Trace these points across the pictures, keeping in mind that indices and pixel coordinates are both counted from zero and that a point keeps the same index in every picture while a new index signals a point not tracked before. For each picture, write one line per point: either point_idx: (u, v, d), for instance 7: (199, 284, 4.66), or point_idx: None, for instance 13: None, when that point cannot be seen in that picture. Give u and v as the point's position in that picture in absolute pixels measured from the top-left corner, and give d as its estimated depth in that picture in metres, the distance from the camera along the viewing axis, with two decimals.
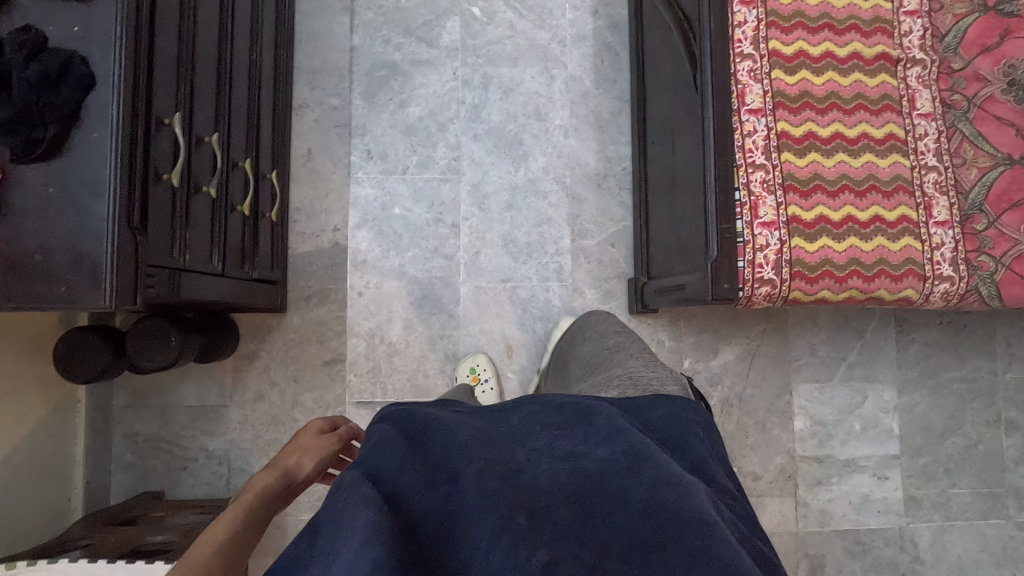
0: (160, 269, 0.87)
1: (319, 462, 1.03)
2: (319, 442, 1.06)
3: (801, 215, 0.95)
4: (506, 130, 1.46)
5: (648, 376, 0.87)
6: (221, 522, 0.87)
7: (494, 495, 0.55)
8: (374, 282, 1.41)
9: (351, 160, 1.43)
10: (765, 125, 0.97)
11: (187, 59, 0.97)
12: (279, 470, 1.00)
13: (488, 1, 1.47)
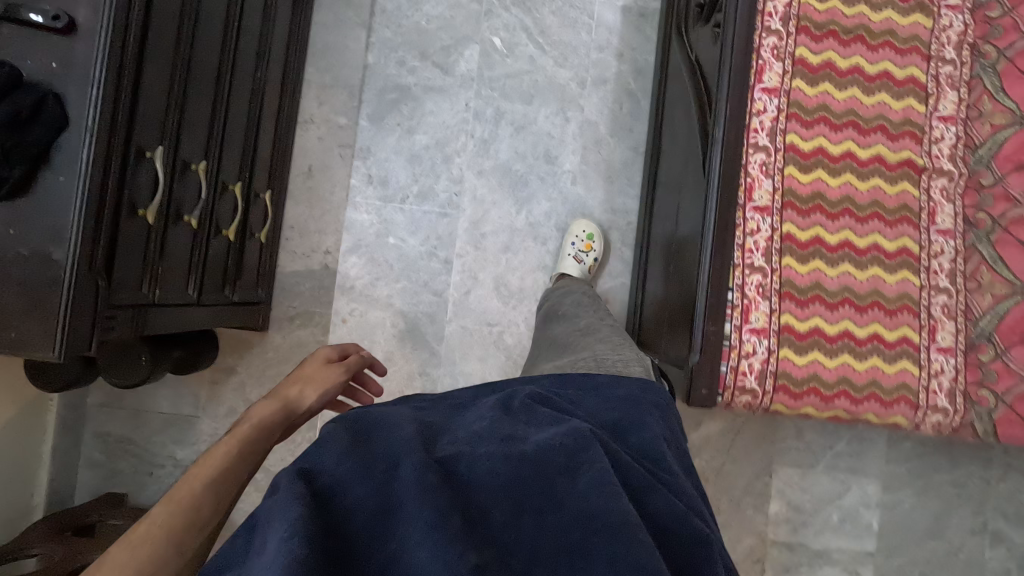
0: (125, 307, 0.86)
1: (316, 401, 0.90)
2: (317, 387, 0.92)
3: (795, 324, 0.90)
4: (512, 169, 1.41)
5: (612, 358, 0.93)
6: (214, 450, 0.72)
7: (434, 487, 0.50)
8: (360, 310, 1.40)
9: (351, 183, 1.41)
10: (769, 224, 0.91)
11: (180, 87, 0.94)
12: (266, 417, 0.81)
13: (510, 32, 1.42)
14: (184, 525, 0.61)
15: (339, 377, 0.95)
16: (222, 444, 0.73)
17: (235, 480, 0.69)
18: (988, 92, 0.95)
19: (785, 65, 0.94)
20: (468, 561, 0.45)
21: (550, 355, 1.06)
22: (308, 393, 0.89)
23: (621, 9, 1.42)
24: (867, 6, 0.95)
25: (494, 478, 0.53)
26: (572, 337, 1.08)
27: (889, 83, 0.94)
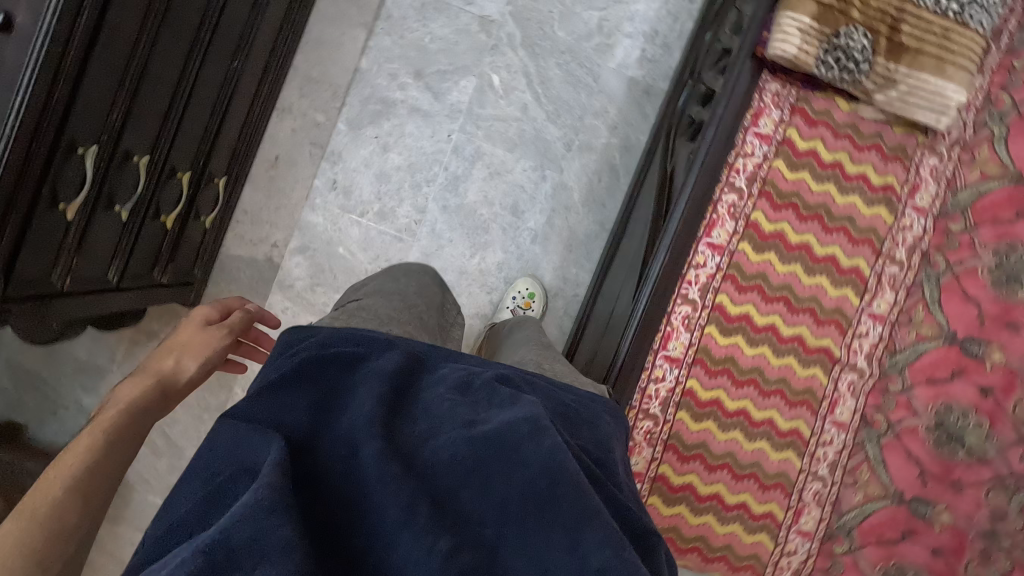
0: (25, 297, 0.87)
1: (199, 369, 0.87)
2: (197, 352, 0.88)
3: (671, 476, 1.08)
4: (477, 213, 1.40)
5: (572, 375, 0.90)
6: (77, 442, 0.69)
7: (396, 478, 0.54)
8: (293, 310, 1.41)
9: (314, 184, 1.40)
10: (675, 375, 1.06)
11: (131, 83, 0.91)
12: (139, 395, 0.78)
13: (511, 74, 1.38)
14: (50, 540, 0.61)
15: (221, 348, 0.91)
16: (84, 435, 0.70)
17: (104, 477, 0.68)
18: (924, 301, 1.07)
19: (738, 225, 1.05)
20: (438, 552, 0.50)
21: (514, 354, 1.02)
22: (185, 361, 0.86)
23: (627, 81, 1.38)
24: (835, 185, 1.06)
25: (456, 462, 0.57)
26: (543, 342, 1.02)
27: (834, 268, 1.06)
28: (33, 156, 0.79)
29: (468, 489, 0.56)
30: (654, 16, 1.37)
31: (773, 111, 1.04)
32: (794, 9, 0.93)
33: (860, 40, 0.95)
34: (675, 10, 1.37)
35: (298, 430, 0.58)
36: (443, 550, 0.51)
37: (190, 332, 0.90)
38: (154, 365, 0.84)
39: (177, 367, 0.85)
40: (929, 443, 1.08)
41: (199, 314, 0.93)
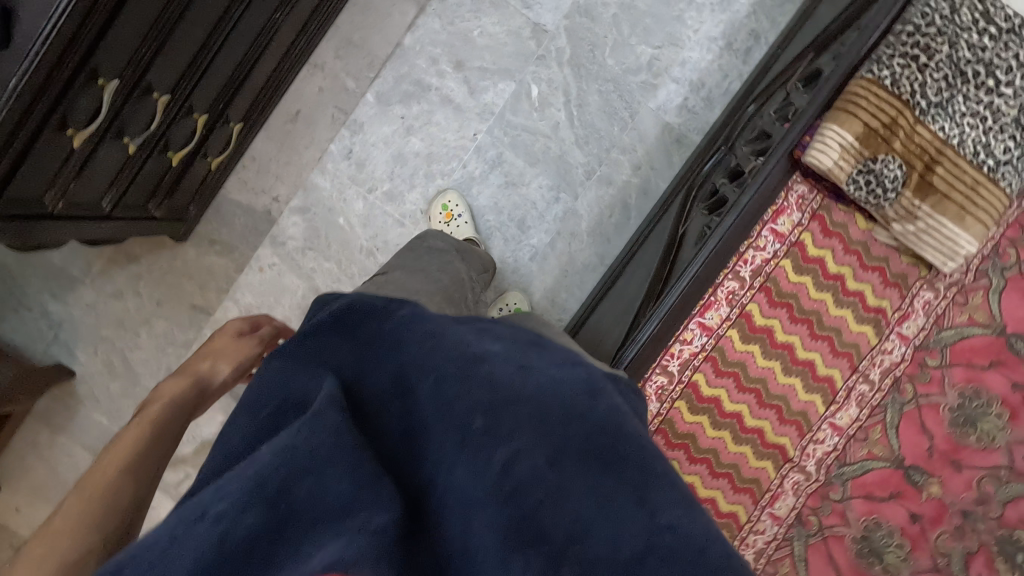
0: (15, 216, 0.85)
1: (231, 375, 0.93)
2: (236, 356, 0.95)
3: None
4: (484, 218, 1.39)
5: None
6: (128, 433, 0.72)
7: (451, 408, 0.53)
8: (279, 268, 1.39)
9: (329, 148, 1.37)
10: None
11: (167, 23, 0.87)
12: (182, 391, 0.85)
13: (550, 88, 1.36)
14: (107, 518, 0.60)
15: (256, 352, 0.98)
16: (132, 426, 0.74)
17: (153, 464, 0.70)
18: (883, 423, 1.12)
19: (731, 311, 1.09)
20: (495, 465, 0.50)
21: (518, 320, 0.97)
22: (229, 352, 0.95)
23: (662, 124, 1.38)
24: (832, 296, 1.09)
25: (513, 397, 0.54)
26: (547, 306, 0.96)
27: (810, 373, 1.10)
28: (52, 82, 0.76)
29: (527, 428, 0.52)
30: (704, 67, 1.36)
31: (794, 212, 1.09)
32: (842, 122, 0.98)
33: (893, 170, 1.00)
34: (726, 66, 1.36)
35: (347, 378, 0.58)
36: (502, 475, 0.50)
37: (229, 339, 0.98)
38: (188, 366, 0.91)
39: (220, 366, 0.92)
40: (854, 553, 1.12)
41: (231, 327, 1.00)
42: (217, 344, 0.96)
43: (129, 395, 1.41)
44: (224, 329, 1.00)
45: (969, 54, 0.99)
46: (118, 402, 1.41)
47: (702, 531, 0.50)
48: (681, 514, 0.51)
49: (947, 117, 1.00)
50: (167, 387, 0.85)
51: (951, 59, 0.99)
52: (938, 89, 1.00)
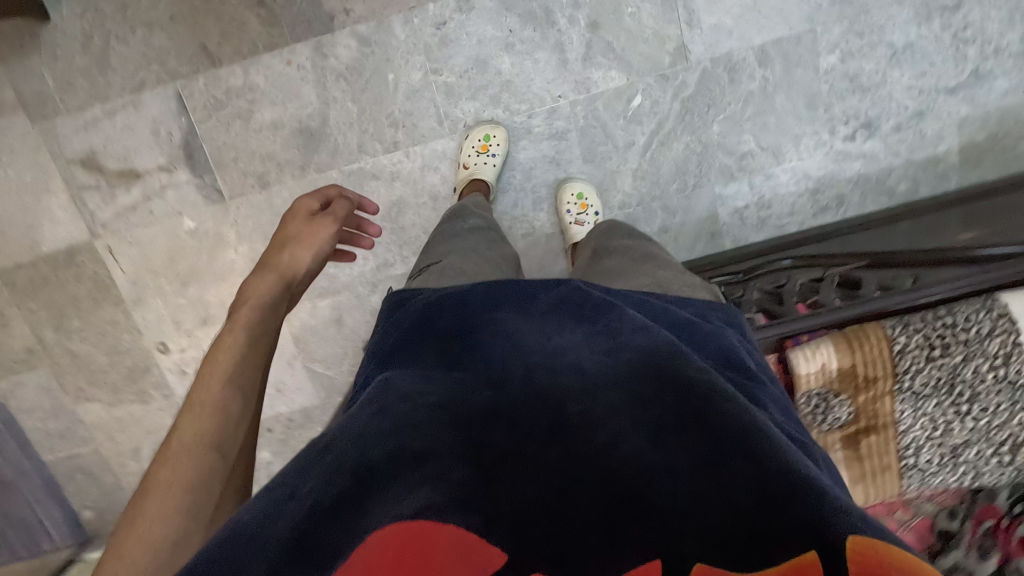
0: None
1: (312, 259, 0.81)
2: (310, 244, 0.82)
3: None
4: (512, 171, 1.36)
5: (677, 283, 0.84)
6: (221, 343, 0.66)
7: (538, 384, 0.58)
8: (306, 75, 1.29)
9: (426, 6, 1.25)
10: None
11: None
12: (268, 291, 0.74)
13: (650, 111, 1.31)
14: (212, 446, 0.57)
15: (330, 235, 0.84)
16: (227, 334, 0.67)
17: (256, 371, 0.65)
18: None
19: None
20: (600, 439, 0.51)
21: (598, 264, 1.00)
22: (293, 236, 0.83)
23: (712, 211, 1.39)
24: None
25: (591, 386, 0.58)
26: (637, 247, 1.00)
27: None
28: None
29: (618, 417, 0.53)
30: (781, 193, 1.37)
31: None
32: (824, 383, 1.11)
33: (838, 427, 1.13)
34: (798, 206, 1.37)
35: (432, 376, 0.61)
36: (602, 450, 0.49)
37: (299, 225, 0.84)
38: (263, 259, 0.80)
39: (298, 249, 0.81)
40: None
41: (302, 207, 0.86)
42: (283, 232, 0.84)
43: (87, 80, 1.28)
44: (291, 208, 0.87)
45: (979, 376, 0.84)
46: (74, 78, 1.29)
47: (785, 471, 0.44)
48: (770, 456, 0.46)
49: (915, 410, 0.87)
50: (250, 284, 0.76)
51: (953, 367, 0.85)
52: (928, 382, 0.86)
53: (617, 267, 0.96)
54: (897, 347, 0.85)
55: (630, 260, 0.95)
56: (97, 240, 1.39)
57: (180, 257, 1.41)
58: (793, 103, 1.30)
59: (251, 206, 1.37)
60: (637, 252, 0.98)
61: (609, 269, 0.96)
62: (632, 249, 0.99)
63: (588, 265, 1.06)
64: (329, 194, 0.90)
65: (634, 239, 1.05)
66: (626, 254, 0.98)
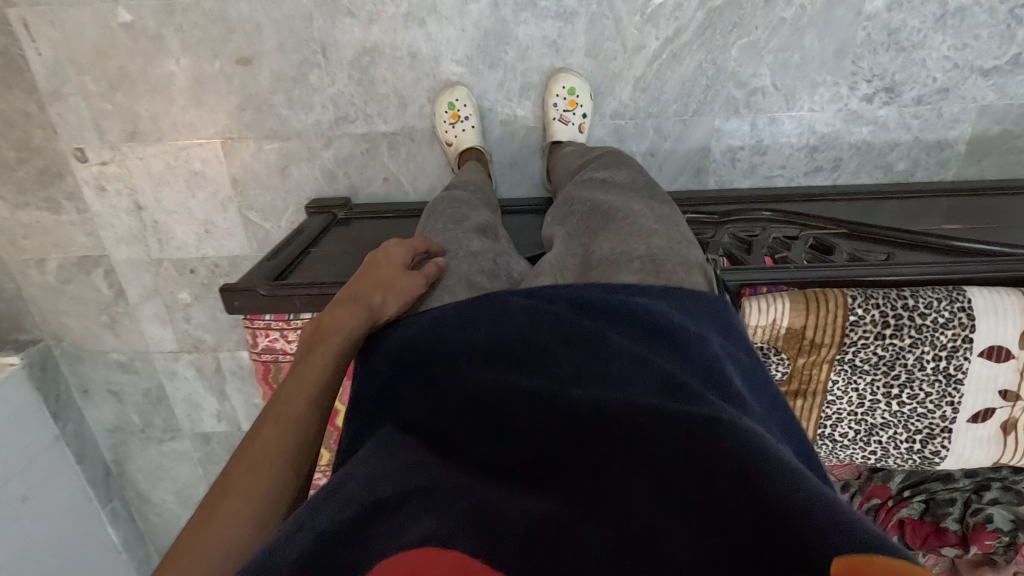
0: None
1: (402, 302, 0.68)
2: (404, 281, 0.69)
3: None
4: (504, 47, 1.20)
5: (673, 260, 0.67)
6: (307, 366, 0.60)
7: (523, 409, 0.47)
8: None
9: None
10: None
11: None
12: (358, 322, 0.64)
13: (670, 15, 1.16)
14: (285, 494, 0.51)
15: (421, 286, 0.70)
16: (314, 356, 0.61)
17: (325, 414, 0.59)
18: None
19: None
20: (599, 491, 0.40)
21: (585, 202, 0.84)
22: (387, 265, 0.71)
23: (705, 145, 1.29)
24: None
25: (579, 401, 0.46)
26: (636, 193, 0.83)
27: None
28: None
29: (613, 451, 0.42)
30: (779, 143, 1.28)
31: None
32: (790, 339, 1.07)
33: None
34: (792, 160, 1.29)
35: (416, 427, 0.50)
36: (611, 511, 0.39)
37: (388, 267, 0.70)
38: (351, 283, 0.70)
39: (399, 280, 0.69)
40: None
41: (404, 247, 0.74)
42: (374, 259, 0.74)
43: None
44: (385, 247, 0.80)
45: (920, 364, 0.82)
46: None
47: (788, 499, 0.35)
48: (779, 485, 0.36)
49: (847, 382, 0.85)
50: (339, 307, 0.66)
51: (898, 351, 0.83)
52: (869, 360, 0.83)
53: (601, 209, 0.79)
54: (852, 318, 0.81)
55: (620, 205, 0.78)
56: (9, 11, 1.17)
57: (109, 55, 1.22)
58: (822, 45, 1.18)
59: (201, 13, 1.18)
60: (633, 198, 0.80)
61: (595, 210, 0.80)
62: (630, 193, 0.82)
63: (569, 199, 0.89)
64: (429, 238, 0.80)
65: (634, 182, 0.87)
66: (617, 197, 0.81)
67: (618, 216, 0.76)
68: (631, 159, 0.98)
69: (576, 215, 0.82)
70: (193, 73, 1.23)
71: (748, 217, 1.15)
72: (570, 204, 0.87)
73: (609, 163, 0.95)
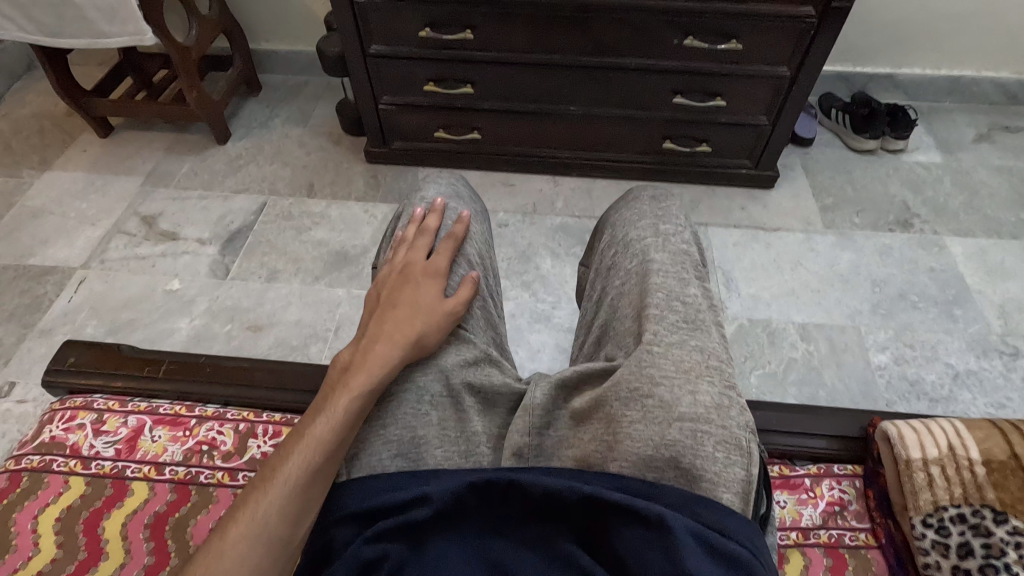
0: (349, 14, 1.20)
1: (443, 335, 0.56)
2: (446, 308, 0.57)
3: (161, 428, 0.80)
4: (516, 348, 1.19)
5: (713, 434, 0.48)
6: (332, 399, 0.49)
7: (471, 554, 0.44)
8: (373, 222, 1.41)
9: (498, 212, 1.43)
10: (266, 429, 0.81)
11: (541, 22, 1.18)
12: (396, 362, 0.52)
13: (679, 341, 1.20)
14: (276, 545, 0.44)
15: (462, 309, 0.58)
16: (336, 396, 0.49)
17: (343, 450, 0.49)
18: None
19: None
20: (536, 486, 0.45)
21: (620, 281, 0.62)
22: (428, 296, 0.57)
23: None
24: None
25: (539, 528, 0.46)
26: (682, 278, 0.59)
27: None
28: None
29: (542, 501, 0.45)
30: None
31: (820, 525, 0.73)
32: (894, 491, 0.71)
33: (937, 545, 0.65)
34: None
35: (397, 539, 0.44)
36: (532, 481, 0.46)
37: (429, 291, 0.58)
38: (386, 309, 0.56)
39: (440, 309, 0.57)
40: None
41: (445, 262, 0.61)
42: (410, 278, 0.59)
43: (206, 176, 1.51)
44: (408, 249, 0.63)
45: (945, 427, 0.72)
46: (199, 172, 1.51)
47: (638, 504, 0.43)
48: (652, 495, 0.45)
49: (919, 442, 0.71)
50: (380, 344, 0.53)
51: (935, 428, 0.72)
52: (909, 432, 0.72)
53: (637, 306, 0.57)
54: (918, 423, 0.73)
55: (657, 304, 0.56)
56: (79, 270, 1.31)
57: (131, 308, 1.25)
58: (845, 384, 1.14)
59: (243, 290, 1.28)
60: (676, 295, 0.57)
61: (629, 297, 0.59)
62: (673, 280, 0.58)
63: (604, 275, 0.66)
64: (459, 242, 0.64)
65: (679, 263, 0.61)
66: (647, 285, 0.58)
67: (648, 318, 0.55)
68: (680, 222, 0.66)
69: (615, 303, 0.61)
70: (197, 331, 1.21)
71: (804, 412, 0.85)
72: (606, 284, 0.64)
73: (641, 217, 0.66)
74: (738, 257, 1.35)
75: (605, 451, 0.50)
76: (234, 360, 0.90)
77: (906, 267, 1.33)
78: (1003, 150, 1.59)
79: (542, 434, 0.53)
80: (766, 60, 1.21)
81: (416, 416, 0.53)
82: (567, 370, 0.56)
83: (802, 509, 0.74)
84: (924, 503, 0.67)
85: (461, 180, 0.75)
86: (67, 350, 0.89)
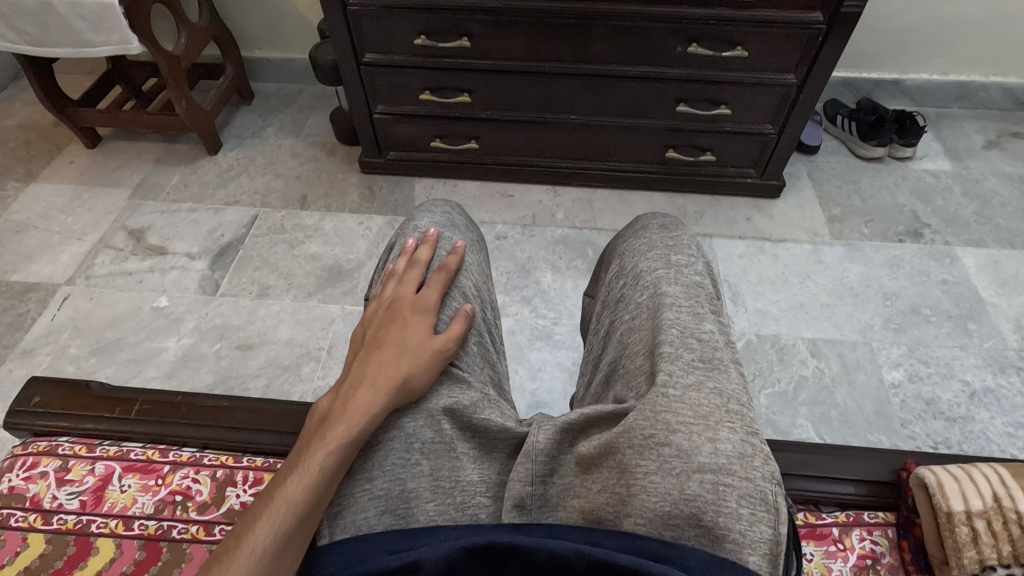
0: (342, 21, 1.16)
1: (433, 377, 0.52)
2: (435, 347, 0.53)
3: (130, 477, 0.76)
4: (516, 367, 1.14)
5: (736, 486, 0.44)
6: (308, 454, 0.45)
7: None
8: (368, 235, 1.37)
9: (498, 225, 1.39)
10: (244, 476, 0.77)
11: (540, 29, 1.14)
12: (379, 410, 0.48)
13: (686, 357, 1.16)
14: None
15: (453, 348, 0.54)
16: (313, 450, 0.45)
17: (321, 510, 0.44)
18: None
19: None
20: (540, 548, 0.41)
21: (631, 315, 0.58)
22: (416, 334, 0.53)
23: None
24: None
25: None
26: (695, 313, 0.55)
27: None
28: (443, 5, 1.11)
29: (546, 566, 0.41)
30: None
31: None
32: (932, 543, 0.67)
33: None
34: None
35: None
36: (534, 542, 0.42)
37: (417, 329, 0.54)
38: (370, 351, 0.52)
39: (429, 349, 0.52)
40: None
41: (435, 297, 0.57)
42: (397, 316, 0.55)
43: (196, 188, 1.46)
44: (397, 283, 0.59)
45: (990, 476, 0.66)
46: (189, 184, 1.47)
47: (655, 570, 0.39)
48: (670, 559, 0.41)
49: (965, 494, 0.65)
50: (362, 390, 0.48)
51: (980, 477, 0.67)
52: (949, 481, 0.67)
53: (650, 344, 0.53)
54: (960, 471, 0.67)
55: (671, 342, 0.52)
56: (63, 287, 1.27)
57: (117, 326, 1.20)
58: (858, 403, 1.10)
59: (233, 306, 1.24)
60: (690, 331, 0.53)
61: (640, 333, 0.55)
62: (686, 316, 0.54)
63: (613, 306, 0.61)
64: (452, 274, 0.60)
65: (692, 295, 0.57)
66: (661, 320, 0.54)
67: (663, 357, 0.51)
68: (690, 248, 0.62)
69: (625, 338, 0.57)
70: (185, 351, 1.17)
71: (829, 453, 0.82)
72: (614, 317, 0.60)
73: (651, 247, 0.62)
74: (745, 270, 1.30)
75: (616, 504, 0.45)
76: (216, 400, 0.87)
77: (918, 280, 1.28)
78: (1013, 157, 1.55)
79: (545, 483, 0.49)
80: (773, 67, 1.18)
81: (405, 468, 0.49)
82: (571, 412, 0.52)
83: (831, 563, 0.70)
84: (968, 562, 0.62)
85: (456, 206, 0.72)
86: (34, 389, 0.87)
